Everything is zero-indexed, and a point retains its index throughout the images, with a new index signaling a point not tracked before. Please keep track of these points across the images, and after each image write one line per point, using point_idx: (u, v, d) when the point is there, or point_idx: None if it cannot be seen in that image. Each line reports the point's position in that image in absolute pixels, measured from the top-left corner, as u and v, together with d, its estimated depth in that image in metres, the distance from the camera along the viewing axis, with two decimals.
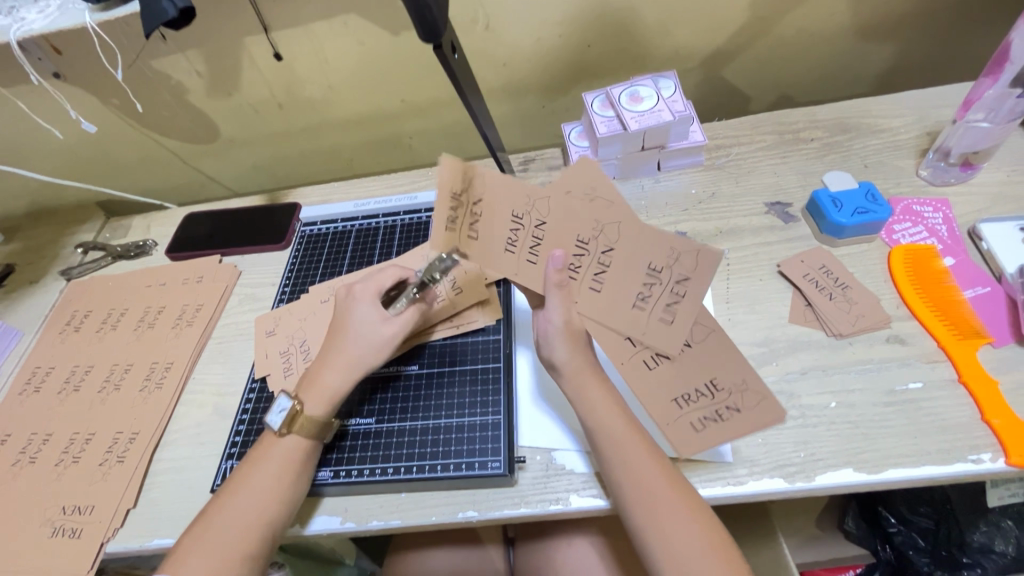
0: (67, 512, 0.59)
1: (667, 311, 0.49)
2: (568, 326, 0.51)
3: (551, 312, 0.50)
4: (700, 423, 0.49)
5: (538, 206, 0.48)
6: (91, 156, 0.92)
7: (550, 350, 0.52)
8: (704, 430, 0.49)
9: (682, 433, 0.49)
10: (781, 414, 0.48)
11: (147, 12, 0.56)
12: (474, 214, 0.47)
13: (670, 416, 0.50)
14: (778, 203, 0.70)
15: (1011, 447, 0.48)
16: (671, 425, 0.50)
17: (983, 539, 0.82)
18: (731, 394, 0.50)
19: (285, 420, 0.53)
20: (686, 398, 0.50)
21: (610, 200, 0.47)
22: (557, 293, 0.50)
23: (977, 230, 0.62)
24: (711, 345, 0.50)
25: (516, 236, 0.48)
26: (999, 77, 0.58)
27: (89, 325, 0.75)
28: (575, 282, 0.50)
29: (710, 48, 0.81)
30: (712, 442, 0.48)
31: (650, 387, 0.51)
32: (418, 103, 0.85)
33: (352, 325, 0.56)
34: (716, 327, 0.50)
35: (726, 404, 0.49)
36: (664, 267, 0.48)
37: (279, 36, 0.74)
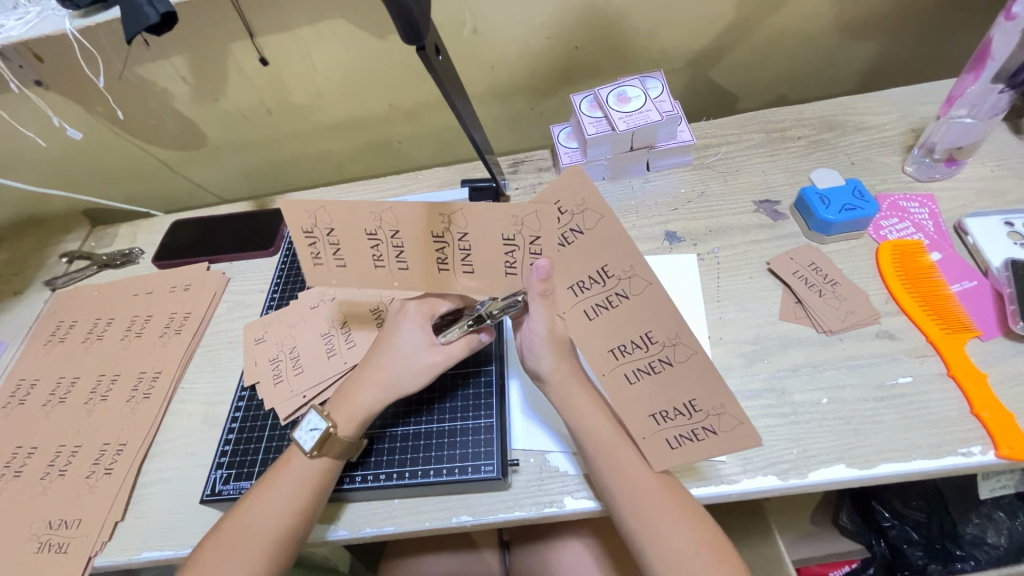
0: (53, 526, 0.58)
1: (651, 330, 0.46)
2: (552, 339, 0.49)
3: (534, 323, 0.48)
4: (676, 441, 0.47)
5: (527, 224, 0.44)
6: (75, 163, 0.91)
7: (534, 361, 0.50)
8: (679, 448, 0.47)
9: (655, 449, 0.48)
10: (758, 441, 0.45)
11: (129, 18, 0.55)
12: (397, 245, 0.47)
13: (647, 430, 0.48)
14: (766, 201, 0.70)
15: (1001, 440, 0.48)
16: (648, 439, 0.48)
17: (975, 531, 0.84)
18: (710, 414, 0.46)
19: (316, 443, 0.51)
20: (664, 415, 0.48)
21: (600, 212, 0.43)
22: (541, 302, 0.47)
23: (963, 225, 0.62)
24: (693, 366, 0.45)
25: (512, 258, 0.46)
26: (981, 74, 0.59)
27: (75, 336, 0.74)
28: (570, 296, 0.47)
29: (696, 48, 0.81)
30: (687, 459, 0.47)
31: (629, 401, 0.48)
32: (406, 106, 0.85)
33: (396, 343, 0.54)
34: (696, 348, 0.45)
35: (703, 425, 0.47)
36: (614, 276, 0.45)
37: (264, 41, 0.74)
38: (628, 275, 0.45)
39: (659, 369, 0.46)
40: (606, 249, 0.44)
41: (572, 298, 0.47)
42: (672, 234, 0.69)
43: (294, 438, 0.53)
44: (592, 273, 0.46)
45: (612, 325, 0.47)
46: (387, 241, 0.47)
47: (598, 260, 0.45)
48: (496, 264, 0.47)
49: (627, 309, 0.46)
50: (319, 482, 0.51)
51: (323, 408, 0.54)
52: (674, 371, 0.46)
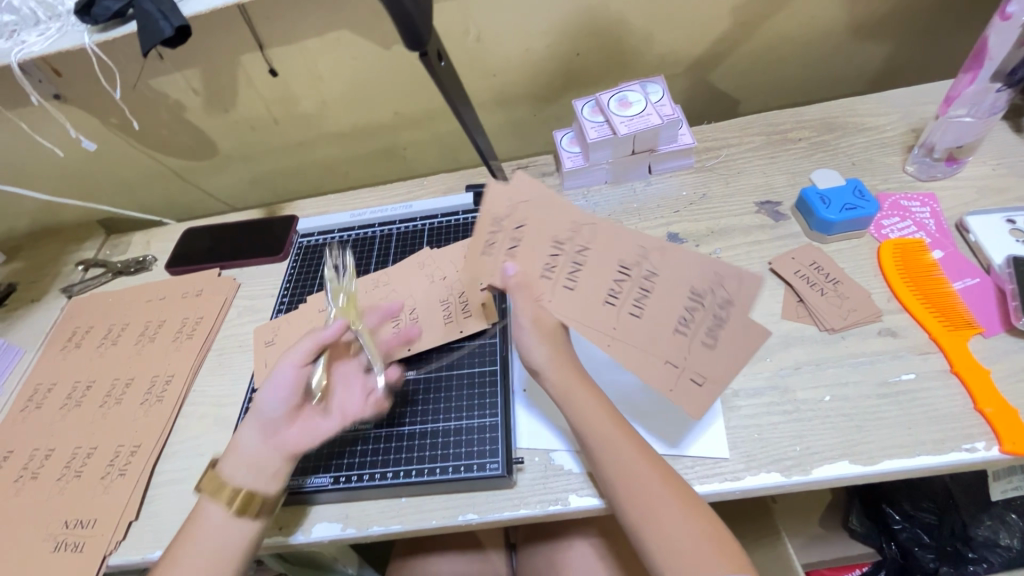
0: (69, 526, 0.59)
1: (621, 258, 0.49)
2: (539, 329, 0.50)
3: (519, 316, 0.49)
4: (699, 377, 0.46)
5: (510, 220, 0.49)
6: (91, 174, 0.93)
7: (529, 356, 0.51)
8: (705, 386, 0.46)
9: (686, 394, 0.46)
10: (764, 330, 0.46)
11: (144, 32, 0.57)
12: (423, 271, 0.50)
13: (669, 382, 0.47)
14: (767, 202, 0.70)
15: (1005, 435, 0.48)
16: (675, 391, 0.47)
17: (987, 533, 0.82)
18: (712, 291, 0.47)
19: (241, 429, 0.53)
20: (678, 358, 0.47)
21: (525, 199, 0.49)
22: (522, 294, 0.49)
23: (964, 223, 0.63)
24: (671, 262, 0.48)
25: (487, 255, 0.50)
26: (978, 73, 0.59)
27: (90, 341, 0.76)
28: (546, 282, 0.49)
29: (697, 53, 0.82)
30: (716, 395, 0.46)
31: (642, 359, 0.47)
32: (411, 114, 0.87)
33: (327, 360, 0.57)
34: (662, 244, 0.48)
35: (705, 332, 0.47)
36: (567, 241, 0.49)
37: (274, 53, 0.76)
38: (575, 229, 0.49)
39: (650, 291, 0.48)
40: (545, 222, 0.49)
41: (553, 283, 0.49)
42: (674, 236, 0.70)
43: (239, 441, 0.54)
44: (550, 249, 0.49)
45: (592, 284, 0.49)
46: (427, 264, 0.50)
47: (546, 232, 0.49)
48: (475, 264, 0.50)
49: (601, 262, 0.49)
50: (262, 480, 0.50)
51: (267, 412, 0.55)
52: (662, 279, 0.48)
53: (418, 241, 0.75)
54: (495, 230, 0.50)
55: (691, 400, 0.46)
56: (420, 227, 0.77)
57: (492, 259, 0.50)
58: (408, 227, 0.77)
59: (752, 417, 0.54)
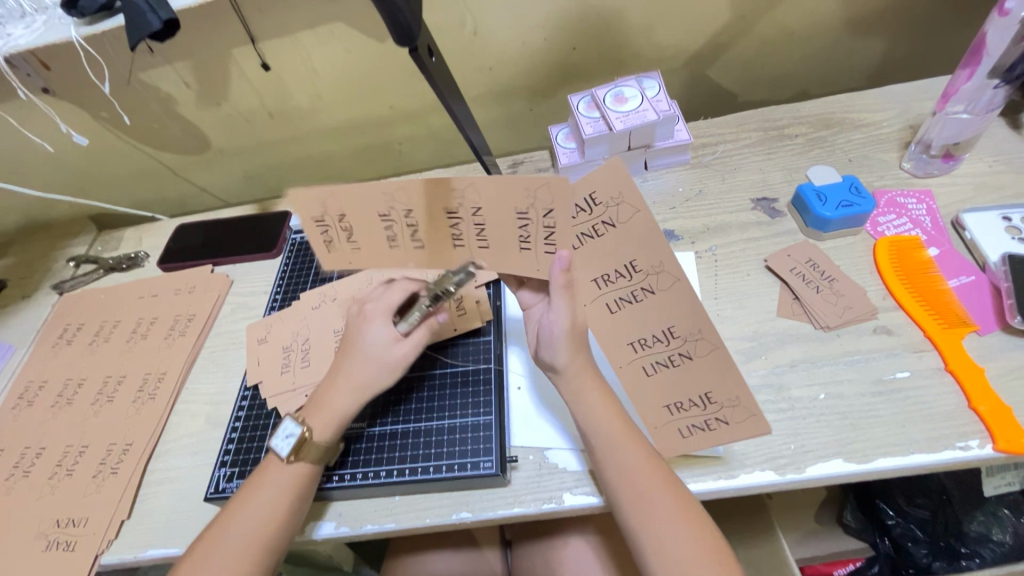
0: (61, 525, 0.58)
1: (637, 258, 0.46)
2: (571, 331, 0.50)
3: (555, 315, 0.49)
4: (688, 430, 0.49)
5: (539, 197, 0.42)
6: (82, 169, 0.92)
7: (551, 354, 0.52)
8: (692, 436, 0.49)
9: (669, 438, 0.50)
10: (768, 430, 0.46)
11: (131, 24, 0.56)
12: (548, 226, 0.43)
13: (660, 420, 0.50)
14: (764, 199, 0.70)
15: (998, 433, 0.48)
16: (662, 428, 0.50)
17: (980, 528, 0.83)
18: (648, 275, 0.46)
19: (293, 448, 0.51)
20: (678, 406, 0.49)
21: (635, 205, 0.44)
22: (563, 294, 0.48)
23: (960, 221, 0.63)
24: (641, 232, 0.44)
25: (525, 232, 0.44)
26: (976, 69, 0.59)
27: (82, 338, 0.76)
28: (593, 282, 0.48)
29: (694, 47, 0.82)
30: (698, 447, 0.49)
31: (646, 390, 0.50)
32: (406, 108, 0.86)
33: (362, 348, 0.54)
34: (637, 203, 0.44)
35: (715, 416, 0.48)
36: (601, 205, 0.45)
37: (266, 46, 0.75)
38: (613, 205, 0.45)
39: (643, 297, 0.47)
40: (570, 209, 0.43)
41: (404, 251, 0.46)
42: (670, 233, 0.69)
43: (270, 446, 0.53)
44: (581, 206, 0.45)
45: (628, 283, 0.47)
46: (537, 221, 0.43)
47: (507, 208, 0.43)
48: (509, 239, 0.45)
49: (636, 258, 0.46)
50: (298, 489, 0.51)
51: (298, 414, 0.54)
52: (615, 235, 0.46)
53: None
54: (325, 228, 0.44)
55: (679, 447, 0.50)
56: None
57: (532, 255, 0.46)
58: None
59: None
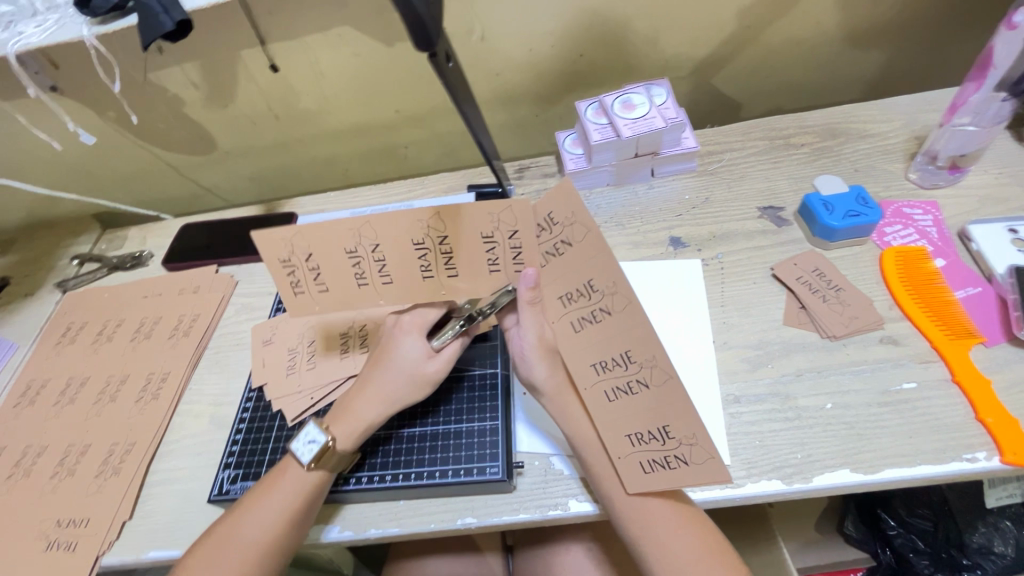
0: (62, 525, 0.58)
1: (594, 279, 0.47)
2: (541, 345, 0.50)
3: (524, 331, 0.50)
4: (649, 465, 0.47)
5: (504, 219, 0.44)
6: (87, 167, 0.92)
7: (525, 369, 0.51)
8: (652, 472, 0.46)
9: (632, 473, 0.47)
10: (730, 479, 0.44)
11: (144, 25, 0.56)
12: (514, 248, 0.46)
13: (623, 450, 0.48)
14: (770, 207, 0.70)
15: (1005, 446, 0.48)
16: (624, 460, 0.48)
17: (981, 540, 0.81)
18: (605, 297, 0.47)
19: (314, 455, 0.51)
20: (639, 436, 0.47)
21: (587, 225, 0.45)
22: (529, 310, 0.49)
23: (966, 232, 0.63)
24: (595, 251, 0.46)
25: (494, 255, 0.46)
26: (983, 82, 0.59)
27: (85, 337, 0.75)
28: (557, 304, 0.49)
29: (700, 56, 0.82)
30: (659, 486, 0.46)
31: (611, 417, 0.48)
32: (413, 112, 0.86)
33: (394, 359, 0.54)
34: (588, 223, 0.45)
35: (675, 453, 0.46)
36: (558, 223, 0.47)
37: (275, 48, 0.75)
38: (570, 223, 0.46)
39: (603, 318, 0.47)
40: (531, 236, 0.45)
41: (374, 287, 0.47)
42: (676, 240, 0.69)
43: (290, 450, 0.53)
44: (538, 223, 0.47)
45: (589, 307, 0.48)
46: (503, 243, 0.46)
47: (473, 231, 0.45)
48: (478, 262, 0.47)
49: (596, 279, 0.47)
50: (312, 494, 0.51)
51: (321, 419, 0.54)
52: (573, 253, 0.47)
53: None
54: (291, 270, 0.46)
55: (640, 481, 0.47)
56: None
57: (502, 275, 0.48)
58: None
59: (752, 424, 0.53)
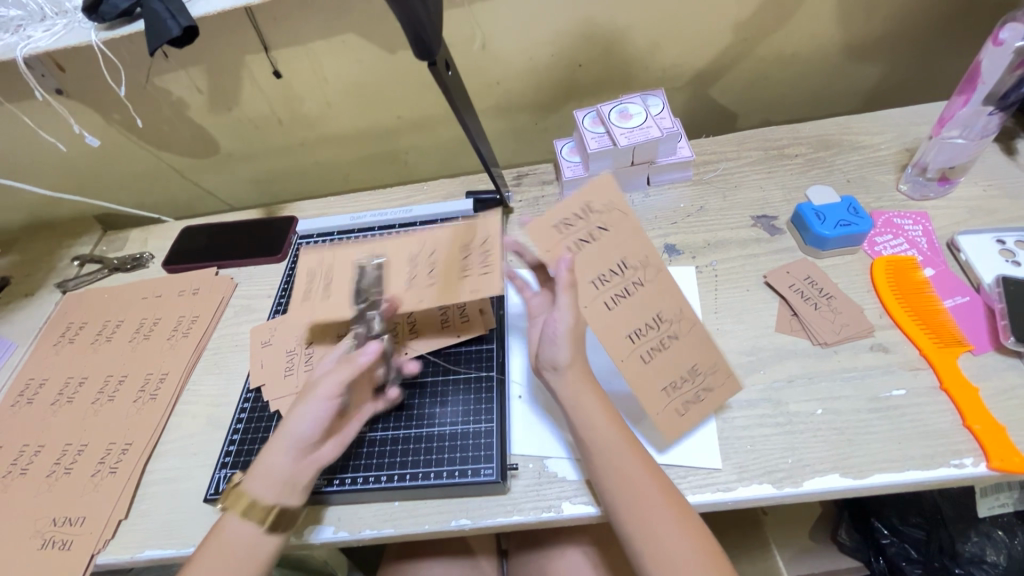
0: (57, 524, 0.58)
1: (626, 256, 0.52)
2: (575, 329, 0.51)
3: (563, 313, 0.50)
4: (685, 407, 0.53)
5: (590, 212, 0.52)
6: (91, 169, 0.93)
7: (554, 351, 0.52)
8: (688, 412, 0.53)
9: (671, 420, 0.52)
10: (736, 387, 0.53)
11: (152, 30, 0.57)
12: (586, 236, 0.52)
13: (660, 405, 0.52)
14: (763, 216, 0.71)
15: (992, 452, 0.49)
16: (661, 412, 0.52)
17: (974, 549, 0.80)
18: (637, 270, 0.52)
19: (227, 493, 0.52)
20: (673, 385, 0.53)
21: (625, 212, 0.52)
22: (569, 293, 0.50)
23: (955, 242, 0.64)
24: (629, 231, 0.52)
25: (554, 237, 0.51)
26: (971, 96, 0.61)
27: (84, 337, 0.76)
28: (592, 288, 0.52)
29: (696, 67, 0.84)
30: (697, 420, 0.53)
31: (644, 379, 0.52)
32: (413, 119, 0.87)
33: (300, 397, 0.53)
34: (625, 209, 0.52)
35: (702, 386, 0.53)
36: (593, 213, 0.52)
37: (279, 54, 0.77)
38: (609, 210, 0.52)
39: (637, 290, 0.52)
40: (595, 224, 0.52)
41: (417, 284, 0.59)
42: (671, 247, 0.70)
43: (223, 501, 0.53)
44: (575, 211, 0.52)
45: (625, 286, 0.52)
46: (574, 232, 0.52)
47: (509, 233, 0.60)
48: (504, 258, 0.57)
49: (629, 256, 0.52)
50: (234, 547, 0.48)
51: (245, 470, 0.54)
52: (610, 235, 0.52)
53: None
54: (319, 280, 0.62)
55: (676, 423, 0.52)
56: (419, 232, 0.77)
57: (546, 257, 0.52)
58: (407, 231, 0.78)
59: (744, 429, 0.54)
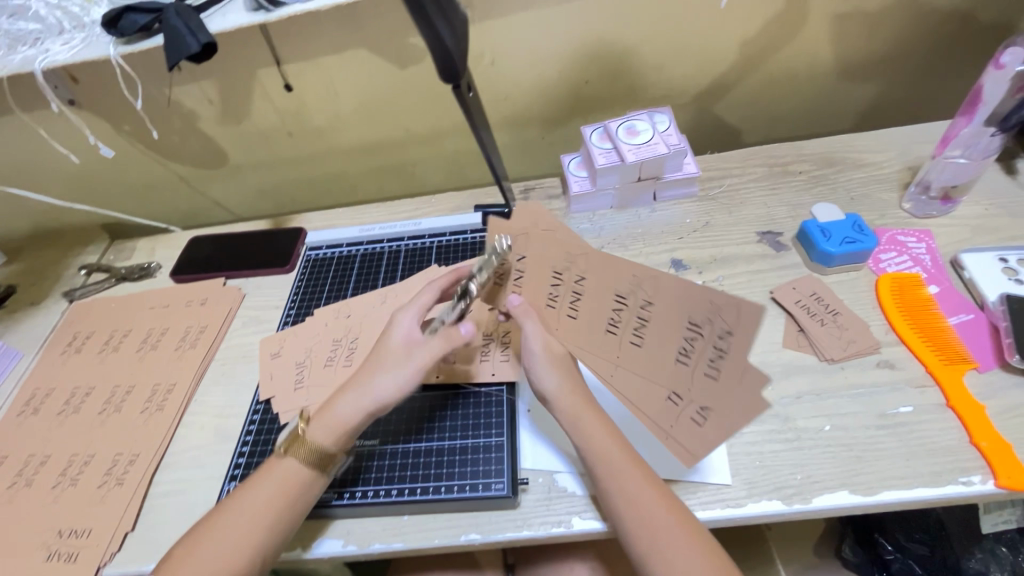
0: (63, 535, 0.58)
1: (553, 264, 0.51)
2: (550, 356, 0.53)
3: (530, 343, 0.53)
4: (705, 397, 0.47)
5: (508, 241, 0.52)
6: (100, 179, 0.94)
7: (541, 386, 0.53)
8: (711, 404, 0.46)
9: (689, 430, 0.47)
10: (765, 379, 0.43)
11: (170, 46, 0.58)
12: (517, 268, 0.53)
13: (670, 418, 0.48)
14: (769, 232, 0.72)
15: (1000, 470, 0.49)
16: (680, 419, 0.47)
17: (978, 566, 0.81)
18: (571, 268, 0.51)
19: (287, 439, 0.54)
20: (685, 352, 0.48)
21: (552, 228, 0.51)
22: (531, 322, 0.53)
23: (959, 260, 0.65)
24: (543, 242, 0.51)
25: (490, 277, 0.54)
26: (973, 117, 0.62)
27: (92, 346, 0.76)
28: (551, 309, 0.53)
29: (701, 85, 0.85)
30: (723, 416, 0.46)
31: (645, 381, 0.49)
32: (422, 132, 0.88)
33: (388, 343, 0.55)
34: (524, 227, 0.51)
35: (716, 336, 0.46)
36: (503, 249, 0.52)
37: (291, 68, 0.78)
38: (523, 234, 0.51)
39: (585, 286, 0.51)
40: (536, 254, 0.52)
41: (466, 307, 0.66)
42: (678, 262, 0.71)
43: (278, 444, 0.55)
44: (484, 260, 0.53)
45: (590, 302, 0.51)
46: (507, 264, 0.53)
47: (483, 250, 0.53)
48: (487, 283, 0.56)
49: (563, 268, 0.51)
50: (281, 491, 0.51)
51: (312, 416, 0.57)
52: (529, 258, 0.52)
53: (426, 258, 0.76)
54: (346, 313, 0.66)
55: (725, 411, 0.46)
56: (427, 245, 0.78)
57: (500, 291, 0.55)
58: (416, 243, 0.78)
59: (753, 445, 0.54)
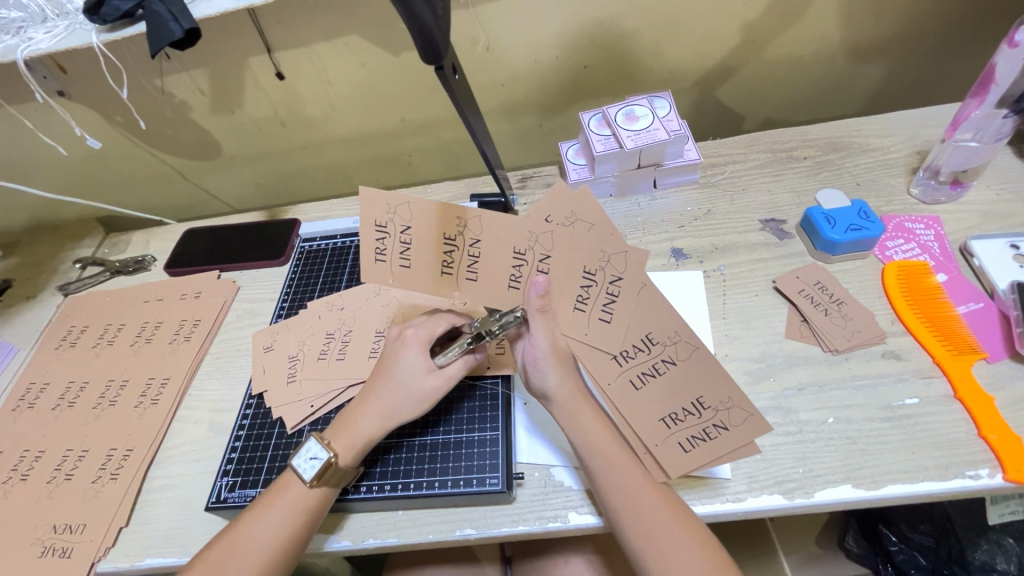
0: (57, 531, 0.58)
1: (585, 264, 0.52)
2: (555, 353, 0.52)
3: (536, 340, 0.52)
4: (690, 442, 0.51)
5: (540, 241, 0.52)
6: (93, 172, 0.93)
7: (540, 379, 0.52)
8: (694, 448, 0.51)
9: (674, 456, 0.51)
10: (769, 427, 0.49)
11: (154, 33, 0.57)
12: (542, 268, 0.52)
13: (659, 437, 0.52)
14: (772, 220, 0.70)
15: (1008, 463, 0.48)
16: (663, 444, 0.52)
17: (984, 556, 0.78)
18: (606, 269, 0.52)
19: (317, 472, 0.51)
20: (674, 417, 0.52)
21: (590, 221, 0.50)
22: (540, 319, 0.52)
23: (968, 247, 0.63)
24: (568, 242, 0.51)
25: (519, 272, 0.53)
26: (985, 98, 0.60)
27: (86, 341, 0.75)
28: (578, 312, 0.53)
29: (703, 69, 0.83)
30: (705, 458, 0.50)
31: (641, 403, 0.53)
32: (418, 121, 0.86)
33: (396, 374, 0.54)
34: (592, 219, 0.50)
35: (662, 357, 0.52)
36: (526, 250, 0.52)
37: (281, 55, 0.76)
38: (571, 221, 0.51)
39: (620, 289, 0.52)
40: (567, 256, 0.52)
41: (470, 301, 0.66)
42: (677, 251, 0.69)
43: (292, 466, 0.52)
44: (513, 260, 0.53)
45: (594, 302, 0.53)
46: (532, 263, 0.52)
47: (500, 244, 0.52)
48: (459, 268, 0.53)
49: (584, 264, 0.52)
50: (313, 509, 0.51)
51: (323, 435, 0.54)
52: (556, 258, 0.52)
53: None
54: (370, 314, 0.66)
55: (735, 431, 0.50)
56: None
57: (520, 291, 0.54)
58: None
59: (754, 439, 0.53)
